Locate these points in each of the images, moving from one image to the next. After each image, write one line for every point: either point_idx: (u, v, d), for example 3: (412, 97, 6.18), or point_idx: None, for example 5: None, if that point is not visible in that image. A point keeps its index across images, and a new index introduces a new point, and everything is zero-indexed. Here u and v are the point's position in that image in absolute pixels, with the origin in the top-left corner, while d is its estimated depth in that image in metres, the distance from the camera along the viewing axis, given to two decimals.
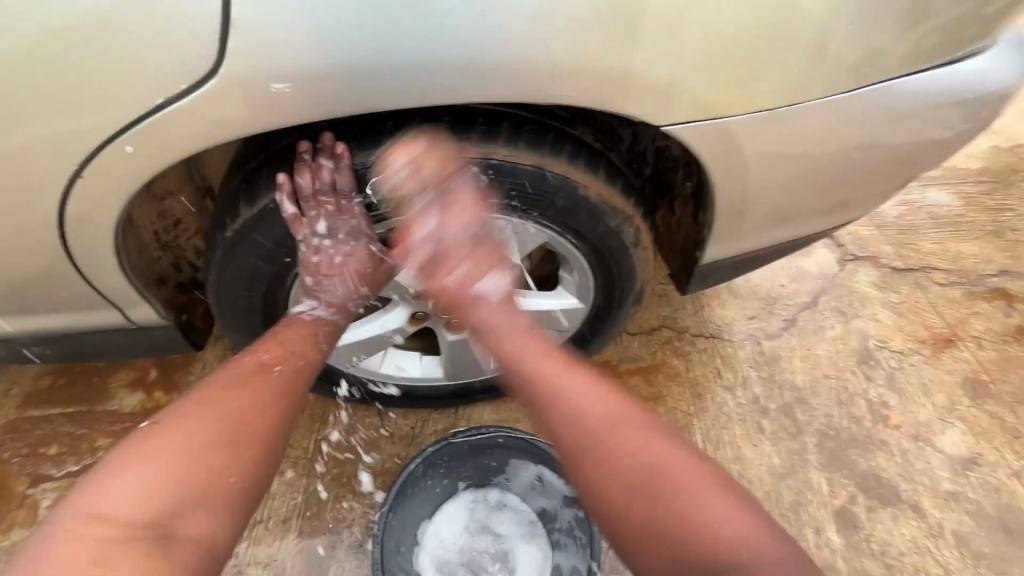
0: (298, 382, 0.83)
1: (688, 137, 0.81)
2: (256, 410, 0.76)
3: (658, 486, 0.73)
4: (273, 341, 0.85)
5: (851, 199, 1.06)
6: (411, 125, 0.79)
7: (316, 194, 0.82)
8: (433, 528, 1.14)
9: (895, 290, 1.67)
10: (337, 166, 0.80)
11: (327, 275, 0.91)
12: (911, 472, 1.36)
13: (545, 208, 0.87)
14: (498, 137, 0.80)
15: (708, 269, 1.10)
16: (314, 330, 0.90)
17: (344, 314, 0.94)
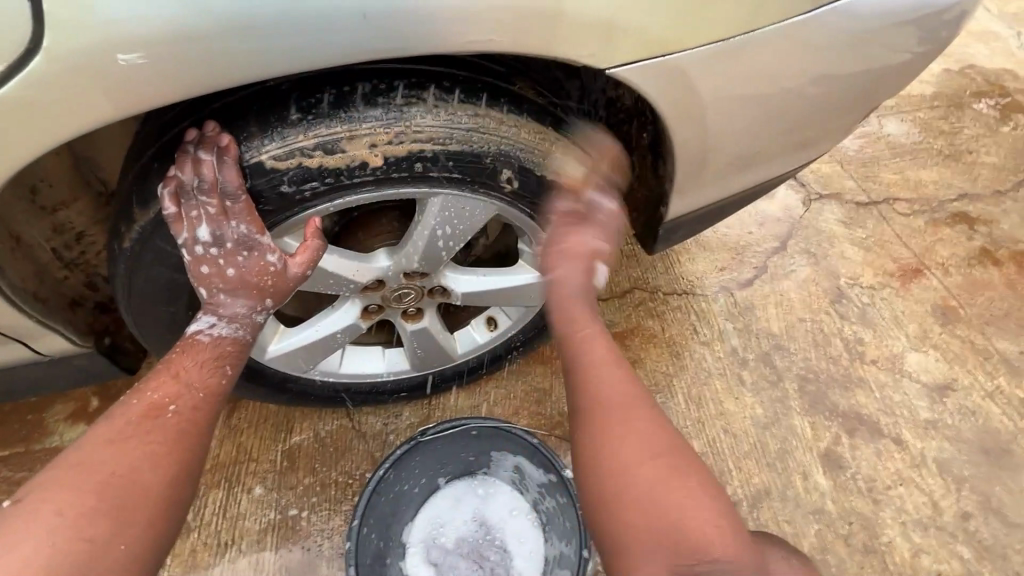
0: (204, 423, 0.71)
1: (636, 82, 0.73)
2: (149, 464, 0.65)
3: (658, 473, 0.69)
4: (166, 376, 0.72)
5: (814, 136, 1.01)
6: (321, 98, 0.68)
7: (198, 194, 0.68)
8: (416, 531, 1.07)
9: (861, 225, 1.66)
10: (221, 160, 0.67)
11: (222, 286, 0.74)
12: (890, 406, 1.36)
13: (489, 179, 0.78)
14: (424, 102, 0.70)
15: (674, 226, 1.04)
16: (217, 354, 0.76)
17: (249, 329, 0.79)
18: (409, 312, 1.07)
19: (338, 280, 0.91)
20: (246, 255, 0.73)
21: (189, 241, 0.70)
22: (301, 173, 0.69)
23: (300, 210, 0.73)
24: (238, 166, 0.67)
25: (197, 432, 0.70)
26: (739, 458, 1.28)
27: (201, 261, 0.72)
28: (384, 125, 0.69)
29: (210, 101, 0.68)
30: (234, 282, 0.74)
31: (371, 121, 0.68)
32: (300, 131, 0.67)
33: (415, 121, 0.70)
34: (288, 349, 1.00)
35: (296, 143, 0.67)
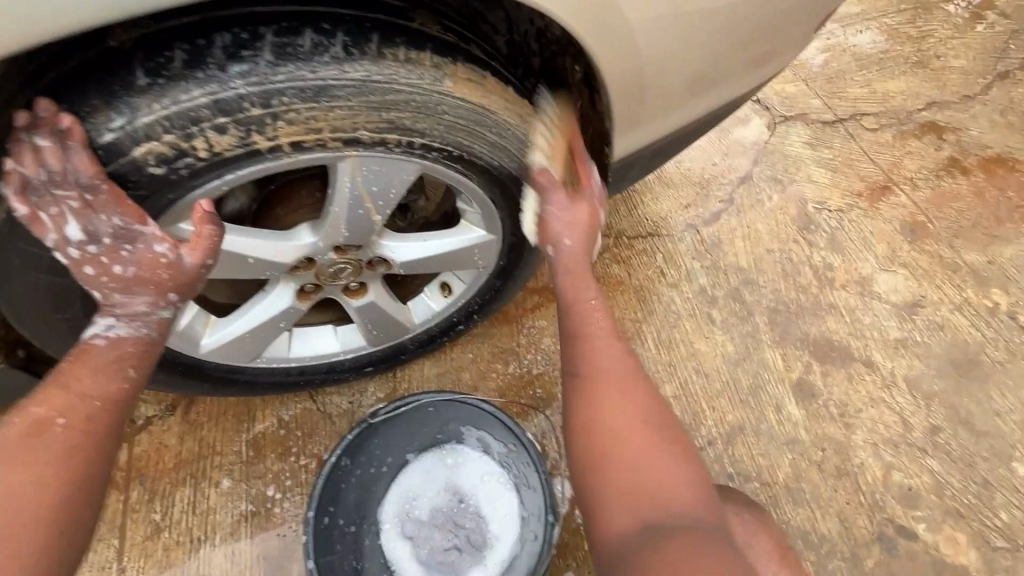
0: (101, 436, 0.63)
1: (549, 6, 0.65)
2: (35, 491, 0.58)
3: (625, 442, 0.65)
4: (53, 387, 0.63)
5: (767, 52, 0.92)
6: (173, 56, 0.59)
7: (50, 188, 0.60)
8: (387, 507, 1.04)
9: (828, 145, 1.59)
10: (64, 145, 0.57)
11: (113, 285, 0.66)
12: (861, 329, 1.35)
13: (402, 134, 0.69)
14: (299, 50, 0.61)
15: (625, 165, 0.96)
16: (115, 358, 0.66)
17: (155, 327, 0.69)
18: (351, 288, 1.00)
19: (258, 266, 0.83)
20: (131, 249, 0.65)
21: (59, 241, 0.62)
22: (166, 147, 0.60)
23: (186, 190, 0.64)
24: (86, 148, 0.58)
25: (92, 449, 0.62)
26: (712, 397, 1.27)
27: (83, 261, 0.64)
28: (253, 82, 0.59)
29: (46, 74, 0.58)
30: (128, 279, 0.66)
31: (238, 78, 0.59)
32: (152, 99, 0.58)
33: (292, 74, 0.60)
34: (218, 342, 0.93)
35: (151, 113, 0.58)
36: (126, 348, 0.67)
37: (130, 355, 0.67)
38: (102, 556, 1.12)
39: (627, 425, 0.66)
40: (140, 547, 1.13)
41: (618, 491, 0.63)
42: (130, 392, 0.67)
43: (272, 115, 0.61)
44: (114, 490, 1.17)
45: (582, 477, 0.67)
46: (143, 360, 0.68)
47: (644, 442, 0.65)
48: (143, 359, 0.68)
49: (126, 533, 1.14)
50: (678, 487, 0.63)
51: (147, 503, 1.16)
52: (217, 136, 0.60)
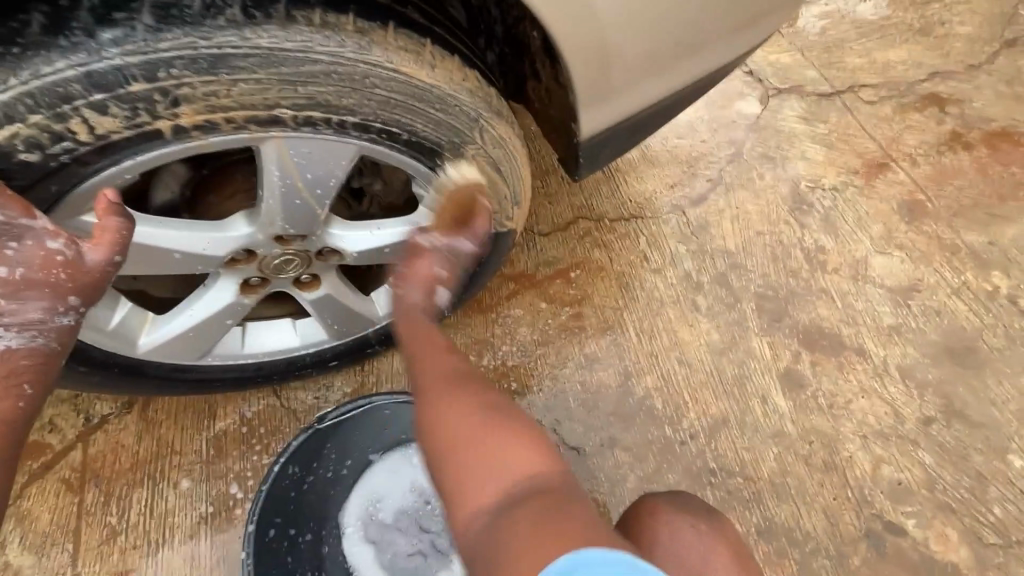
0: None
1: None
2: None
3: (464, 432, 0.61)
4: None
5: (751, 13, 0.83)
6: (29, 20, 0.51)
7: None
8: (347, 510, 0.99)
9: (824, 119, 1.50)
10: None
11: (0, 291, 0.58)
12: (853, 315, 1.28)
13: (326, 113, 0.61)
14: (186, 13, 0.53)
15: (597, 144, 0.88)
16: (7, 372, 0.60)
17: (54, 335, 0.62)
18: (303, 280, 0.93)
19: (187, 260, 0.75)
20: (18, 246, 0.57)
21: None
22: (36, 129, 0.53)
23: (77, 178, 0.57)
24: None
25: None
26: (695, 389, 1.21)
27: None
28: (128, 51, 0.52)
29: None
30: (15, 281, 0.58)
31: (111, 47, 0.52)
32: (10, 73, 0.51)
33: (177, 42, 0.53)
34: (158, 342, 0.87)
35: (10, 91, 0.51)
36: (19, 360, 0.60)
37: (23, 368, 0.61)
38: (56, 561, 1.07)
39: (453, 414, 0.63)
40: (96, 551, 1.08)
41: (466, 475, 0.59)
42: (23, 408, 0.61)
43: (158, 91, 0.54)
44: (67, 493, 1.11)
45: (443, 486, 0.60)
46: (40, 371, 0.62)
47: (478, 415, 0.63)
48: (40, 373, 0.62)
49: (80, 538, 1.09)
50: (527, 457, 0.59)
51: (102, 505, 1.11)
52: (95, 116, 0.53)
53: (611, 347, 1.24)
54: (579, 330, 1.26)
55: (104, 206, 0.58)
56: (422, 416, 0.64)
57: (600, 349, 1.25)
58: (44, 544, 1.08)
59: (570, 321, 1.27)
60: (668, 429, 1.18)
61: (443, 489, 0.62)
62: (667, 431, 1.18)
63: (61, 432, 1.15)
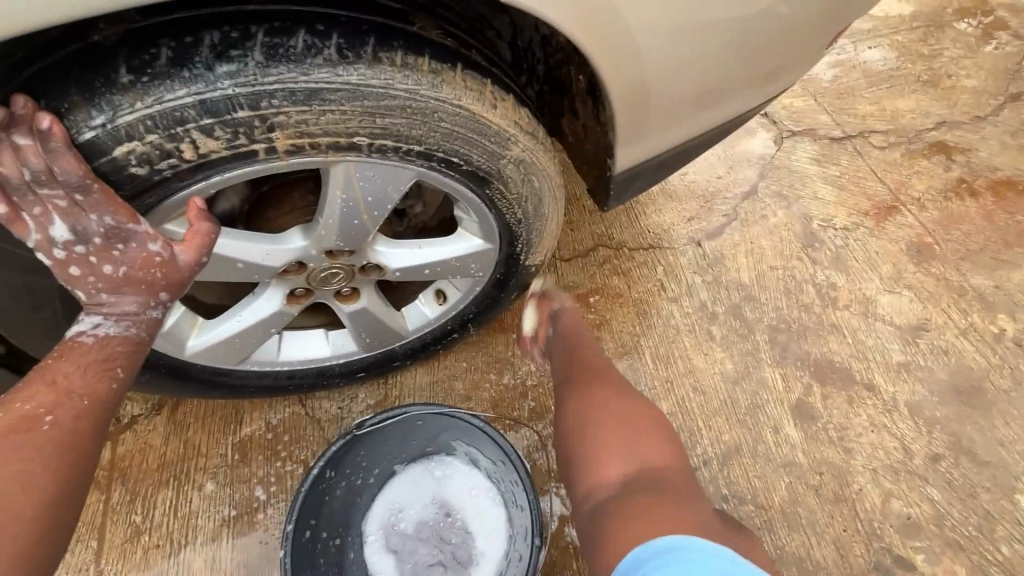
0: (90, 434, 0.60)
1: (551, 15, 0.63)
2: (23, 485, 0.54)
3: (612, 431, 0.83)
4: (38, 384, 0.60)
5: (777, 65, 0.90)
6: (157, 53, 0.57)
7: (32, 187, 0.55)
8: (373, 517, 1.02)
9: (835, 162, 1.57)
10: (46, 145, 0.54)
11: (102, 286, 0.63)
12: (863, 351, 1.32)
13: (398, 142, 0.67)
14: (291, 52, 0.59)
15: (628, 178, 0.94)
16: (104, 355, 0.64)
17: (145, 327, 0.66)
18: (344, 293, 0.98)
19: (246, 269, 0.80)
20: (123, 247, 0.61)
21: (42, 242, 0.58)
22: (148, 146, 0.58)
23: (172, 187, 0.63)
24: (71, 149, 0.55)
25: (76, 447, 0.59)
26: (709, 416, 1.25)
27: (68, 262, 0.60)
28: (239, 82, 0.58)
29: (23, 67, 0.56)
30: (116, 279, 0.62)
31: (224, 79, 0.57)
32: (133, 97, 0.56)
33: (282, 76, 0.59)
34: (205, 345, 0.91)
35: (133, 113, 0.56)
36: (117, 346, 0.64)
37: (120, 352, 0.65)
38: (79, 558, 1.09)
39: (608, 411, 0.86)
40: (119, 549, 1.10)
41: (605, 456, 0.80)
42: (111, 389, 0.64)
43: (259, 118, 0.60)
44: (95, 490, 1.14)
45: (580, 461, 0.82)
46: (134, 355, 0.66)
47: (627, 423, 0.84)
48: (133, 356, 0.66)
49: (105, 535, 1.12)
50: (656, 461, 0.78)
51: (128, 504, 1.14)
52: (202, 136, 0.59)
53: (628, 372, 1.28)
54: None
55: (195, 213, 0.64)
56: (580, 404, 0.89)
57: (617, 372, 1.28)
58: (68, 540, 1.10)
59: None
60: None
61: (576, 467, 0.82)
62: None
63: None
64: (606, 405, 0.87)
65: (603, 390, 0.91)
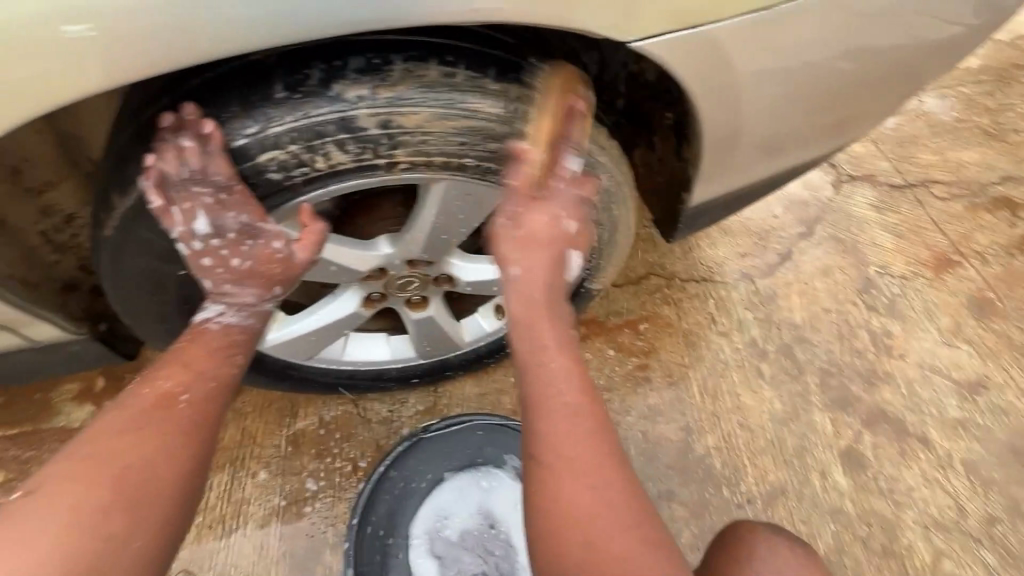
0: (216, 413, 0.70)
1: (665, 58, 0.67)
2: (168, 459, 0.64)
3: (568, 487, 0.66)
4: (176, 364, 0.70)
5: (856, 114, 0.93)
6: (310, 74, 0.63)
7: (187, 184, 0.66)
8: (419, 521, 1.04)
9: (895, 209, 1.56)
10: (204, 148, 0.63)
11: (228, 277, 0.74)
12: (918, 403, 1.30)
13: (501, 165, 0.73)
14: (425, 78, 0.64)
15: (698, 212, 0.97)
16: (228, 340, 0.74)
17: (258, 318, 0.77)
18: (413, 300, 1.02)
19: (336, 270, 0.85)
20: (250, 244, 0.72)
21: (186, 235, 0.69)
22: (289, 155, 0.65)
23: (296, 194, 0.69)
24: (224, 154, 0.63)
25: (205, 423, 0.68)
26: (754, 454, 1.24)
27: (202, 253, 0.72)
28: (378, 103, 0.63)
29: (187, 80, 0.63)
30: (241, 271, 0.74)
31: (364, 99, 0.63)
32: (284, 111, 0.62)
33: (415, 100, 0.64)
34: (283, 338, 0.96)
35: (282, 125, 0.63)
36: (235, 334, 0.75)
37: (238, 340, 0.75)
38: None
39: (568, 452, 0.67)
40: None
41: (564, 538, 0.64)
42: (229, 371, 0.73)
43: (389, 137, 0.65)
44: None
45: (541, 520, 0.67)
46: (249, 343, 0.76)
47: (590, 474, 0.66)
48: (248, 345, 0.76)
49: None
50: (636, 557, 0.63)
51: None
52: (336, 149, 0.65)
53: (674, 402, 1.29)
54: (645, 380, 1.31)
55: (308, 217, 0.72)
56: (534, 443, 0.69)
57: (663, 402, 1.29)
58: None
59: (637, 370, 1.32)
60: (725, 490, 1.20)
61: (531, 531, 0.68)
62: (724, 492, 1.20)
63: None
64: (569, 442, 0.68)
65: (570, 425, 0.68)
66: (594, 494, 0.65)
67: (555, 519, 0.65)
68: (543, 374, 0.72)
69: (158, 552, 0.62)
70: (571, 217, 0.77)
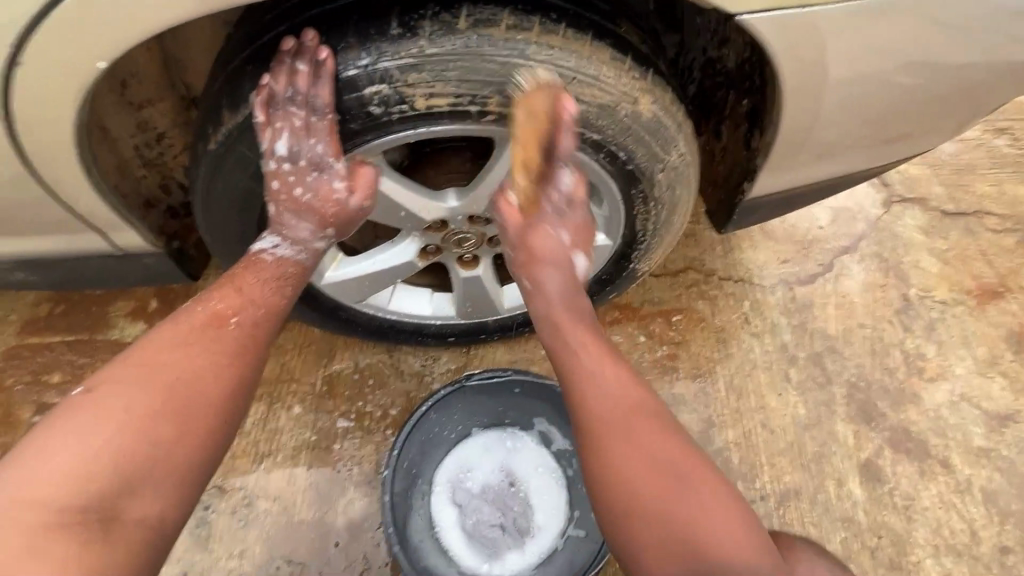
0: (260, 338, 0.75)
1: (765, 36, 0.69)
2: (213, 375, 0.69)
3: (644, 477, 0.68)
4: (229, 289, 0.77)
5: (931, 127, 0.93)
6: (424, 16, 0.69)
7: (288, 104, 0.71)
8: (444, 468, 1.09)
9: (944, 235, 1.54)
10: (316, 72, 0.69)
11: (289, 207, 0.79)
12: (943, 427, 1.30)
13: (583, 128, 0.76)
14: (529, 34, 0.70)
15: (754, 206, 0.98)
16: (278, 273, 0.81)
17: (310, 254, 0.83)
18: (464, 258, 1.05)
19: (398, 214, 0.88)
20: (314, 176, 0.78)
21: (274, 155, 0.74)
22: (391, 90, 0.70)
23: (386, 131, 0.74)
24: (331, 81, 0.69)
25: (252, 343, 0.74)
26: (773, 454, 1.26)
27: (274, 176, 0.77)
28: (483, 51, 0.69)
29: (308, 10, 0.71)
30: (300, 203, 0.79)
31: (471, 46, 0.69)
32: (396, 47, 0.68)
33: (517, 52, 0.70)
34: (339, 278, 1.01)
35: (392, 60, 0.68)
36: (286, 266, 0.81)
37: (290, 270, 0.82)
38: None
39: (628, 456, 0.69)
40: None
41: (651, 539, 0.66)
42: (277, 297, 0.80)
43: (485, 85, 0.71)
44: None
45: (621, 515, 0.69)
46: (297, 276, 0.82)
47: (655, 467, 0.68)
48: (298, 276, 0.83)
49: None
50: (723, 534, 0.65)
51: None
52: (434, 89, 0.70)
53: (699, 394, 1.31)
54: (672, 369, 1.34)
55: (357, 163, 0.78)
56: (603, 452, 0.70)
57: (688, 392, 1.31)
58: None
59: (665, 359, 1.34)
60: (740, 484, 1.23)
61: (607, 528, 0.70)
62: (738, 486, 1.23)
63: None
64: (625, 436, 0.70)
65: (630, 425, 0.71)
66: (654, 463, 0.68)
67: (638, 517, 0.67)
68: (579, 386, 0.74)
69: (199, 461, 0.66)
70: (569, 231, 0.85)
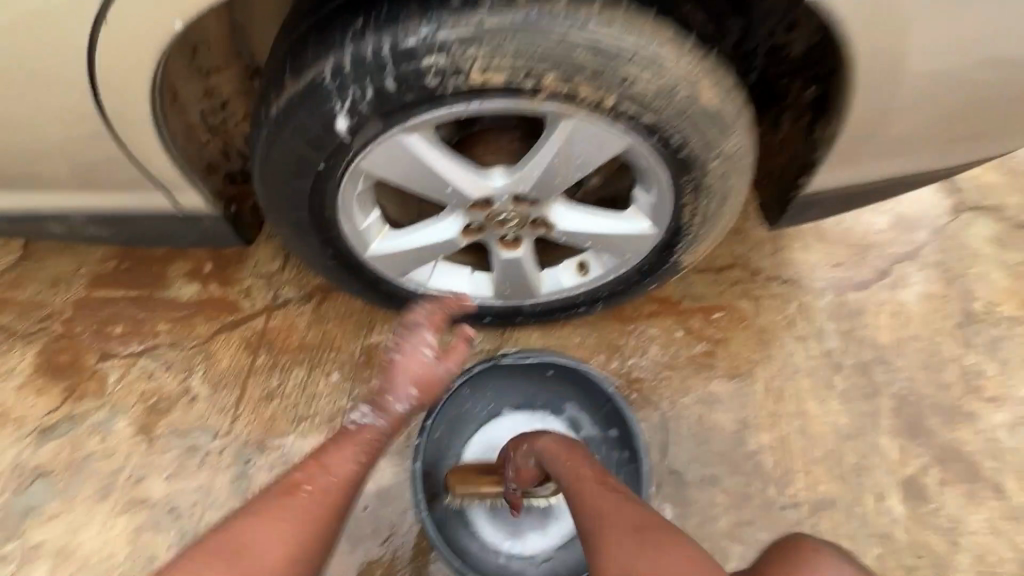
0: (327, 509, 0.83)
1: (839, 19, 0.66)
2: (283, 542, 0.78)
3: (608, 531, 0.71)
4: (308, 462, 0.88)
5: (1012, 127, 0.87)
6: None
7: (350, 73, 0.73)
8: (473, 444, 1.11)
9: (1019, 247, 1.43)
10: (379, 38, 0.72)
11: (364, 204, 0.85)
12: (998, 450, 1.23)
13: (636, 110, 0.76)
14: (588, 9, 0.71)
15: (810, 202, 0.94)
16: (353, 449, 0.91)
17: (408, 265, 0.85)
18: (507, 239, 1.03)
19: (443, 187, 0.88)
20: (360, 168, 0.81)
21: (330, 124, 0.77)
22: (449, 62, 0.71)
23: (440, 103, 0.76)
24: (390, 48, 0.71)
25: (323, 503, 0.83)
26: (809, 462, 1.22)
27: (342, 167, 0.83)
28: (541, 25, 0.70)
29: None
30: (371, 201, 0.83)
31: (530, 19, 0.70)
32: (456, 19, 0.70)
33: (575, 29, 0.70)
34: (380, 250, 1.00)
35: (452, 31, 0.70)
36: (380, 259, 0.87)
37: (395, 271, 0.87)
38: (224, 400, 1.28)
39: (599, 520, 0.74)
40: (254, 408, 1.28)
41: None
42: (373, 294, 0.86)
43: (540, 61, 0.71)
44: (246, 349, 1.32)
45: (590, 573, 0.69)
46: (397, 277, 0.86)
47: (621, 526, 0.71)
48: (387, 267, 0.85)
49: (245, 390, 1.30)
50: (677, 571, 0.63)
51: (267, 369, 1.31)
52: (490, 62, 0.71)
53: (735, 394, 1.28)
54: (709, 367, 1.31)
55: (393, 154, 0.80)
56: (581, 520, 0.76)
57: (724, 391, 1.28)
58: (220, 382, 1.30)
59: (702, 356, 1.31)
60: (772, 489, 1.21)
61: None
62: (770, 490, 1.21)
63: (254, 300, 1.36)
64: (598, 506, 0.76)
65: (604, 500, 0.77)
66: (621, 525, 0.71)
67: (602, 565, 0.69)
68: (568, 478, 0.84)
69: None
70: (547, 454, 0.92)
